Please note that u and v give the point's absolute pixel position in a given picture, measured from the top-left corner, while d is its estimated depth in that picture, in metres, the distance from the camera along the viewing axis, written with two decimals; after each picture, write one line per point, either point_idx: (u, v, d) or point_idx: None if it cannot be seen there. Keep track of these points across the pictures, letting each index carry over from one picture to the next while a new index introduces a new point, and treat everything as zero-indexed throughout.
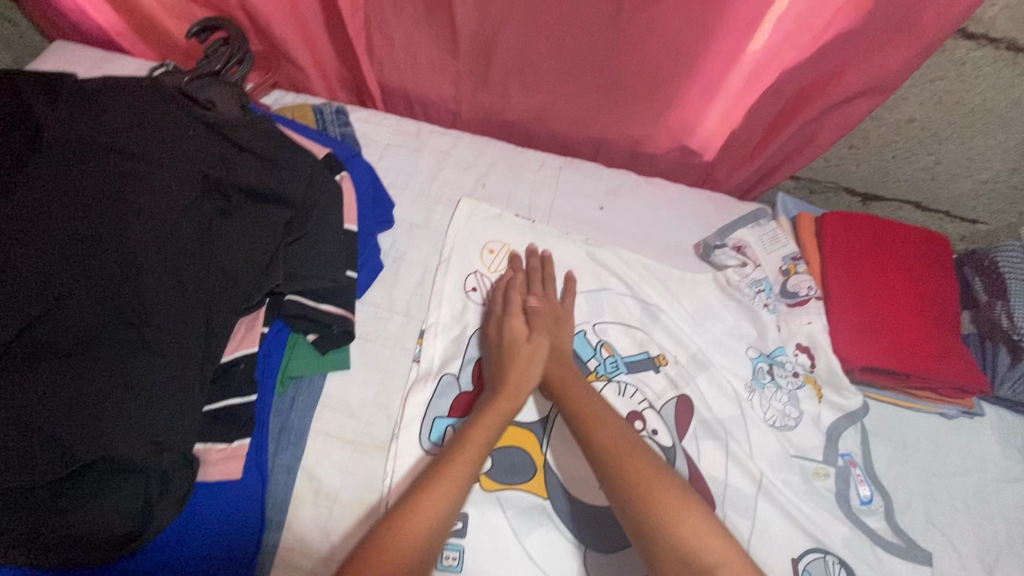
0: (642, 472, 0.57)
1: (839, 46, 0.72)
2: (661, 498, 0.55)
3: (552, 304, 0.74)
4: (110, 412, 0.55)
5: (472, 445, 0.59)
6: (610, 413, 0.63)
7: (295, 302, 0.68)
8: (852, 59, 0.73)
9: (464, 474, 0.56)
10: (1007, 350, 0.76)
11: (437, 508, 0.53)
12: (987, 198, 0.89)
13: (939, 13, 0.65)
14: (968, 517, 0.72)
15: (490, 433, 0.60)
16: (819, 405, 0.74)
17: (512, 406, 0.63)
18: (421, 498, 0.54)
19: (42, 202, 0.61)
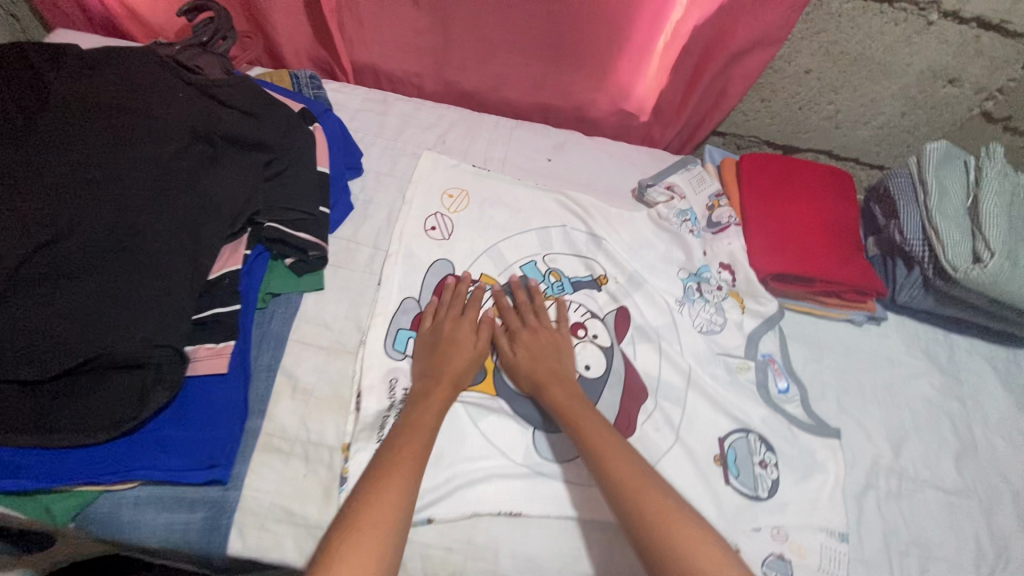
0: (641, 484, 0.60)
1: (727, 6, 0.84)
2: (667, 521, 0.57)
3: (551, 334, 0.77)
4: (114, 320, 0.66)
5: (418, 441, 0.63)
6: (619, 442, 0.65)
7: (273, 228, 0.77)
8: (741, 17, 0.85)
9: (416, 469, 0.60)
10: (903, 262, 0.87)
11: (397, 502, 0.57)
12: (885, 143, 1.02)
13: None
14: (876, 404, 0.82)
15: (433, 429, 0.65)
16: (742, 314, 0.84)
17: (447, 391, 0.69)
18: (379, 491, 0.57)
19: (61, 158, 0.75)
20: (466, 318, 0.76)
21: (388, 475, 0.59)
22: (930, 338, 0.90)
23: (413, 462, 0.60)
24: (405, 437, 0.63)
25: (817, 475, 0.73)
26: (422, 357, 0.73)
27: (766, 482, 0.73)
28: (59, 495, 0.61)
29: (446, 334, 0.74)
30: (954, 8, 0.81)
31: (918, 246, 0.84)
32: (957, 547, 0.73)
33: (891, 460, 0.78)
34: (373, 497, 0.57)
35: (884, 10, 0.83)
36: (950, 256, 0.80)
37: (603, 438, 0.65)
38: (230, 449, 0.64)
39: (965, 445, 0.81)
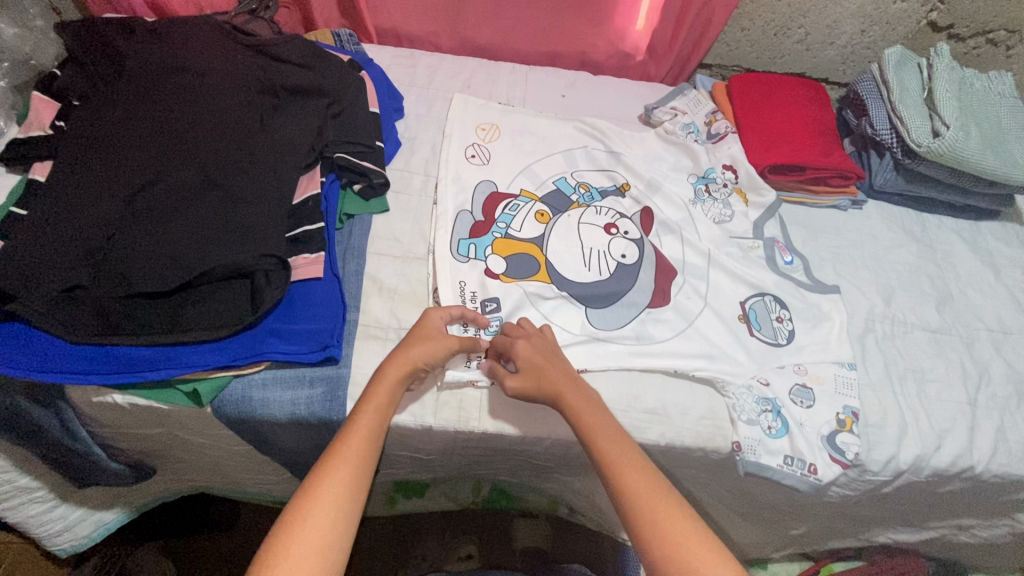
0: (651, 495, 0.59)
1: None
2: (652, 500, 0.58)
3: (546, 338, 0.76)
4: (221, 237, 0.76)
5: (367, 425, 0.62)
6: (625, 446, 0.64)
7: (342, 159, 0.88)
8: None
9: (366, 455, 0.60)
10: (875, 152, 1.03)
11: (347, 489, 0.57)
12: (849, 61, 1.18)
13: None
14: (866, 269, 0.96)
15: (374, 431, 0.63)
16: (747, 207, 0.98)
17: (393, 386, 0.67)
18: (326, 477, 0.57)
19: (144, 110, 0.84)
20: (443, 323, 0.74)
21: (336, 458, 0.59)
22: (905, 216, 1.05)
23: (361, 448, 0.60)
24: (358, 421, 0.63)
25: (824, 323, 0.87)
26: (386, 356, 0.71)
27: (784, 332, 0.86)
28: (198, 380, 0.72)
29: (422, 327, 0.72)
30: None
31: (886, 134, 0.99)
32: (946, 371, 0.87)
33: (883, 309, 0.92)
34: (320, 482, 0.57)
35: None
36: (914, 134, 0.94)
37: (616, 446, 0.63)
38: (338, 334, 0.75)
39: (943, 294, 0.96)
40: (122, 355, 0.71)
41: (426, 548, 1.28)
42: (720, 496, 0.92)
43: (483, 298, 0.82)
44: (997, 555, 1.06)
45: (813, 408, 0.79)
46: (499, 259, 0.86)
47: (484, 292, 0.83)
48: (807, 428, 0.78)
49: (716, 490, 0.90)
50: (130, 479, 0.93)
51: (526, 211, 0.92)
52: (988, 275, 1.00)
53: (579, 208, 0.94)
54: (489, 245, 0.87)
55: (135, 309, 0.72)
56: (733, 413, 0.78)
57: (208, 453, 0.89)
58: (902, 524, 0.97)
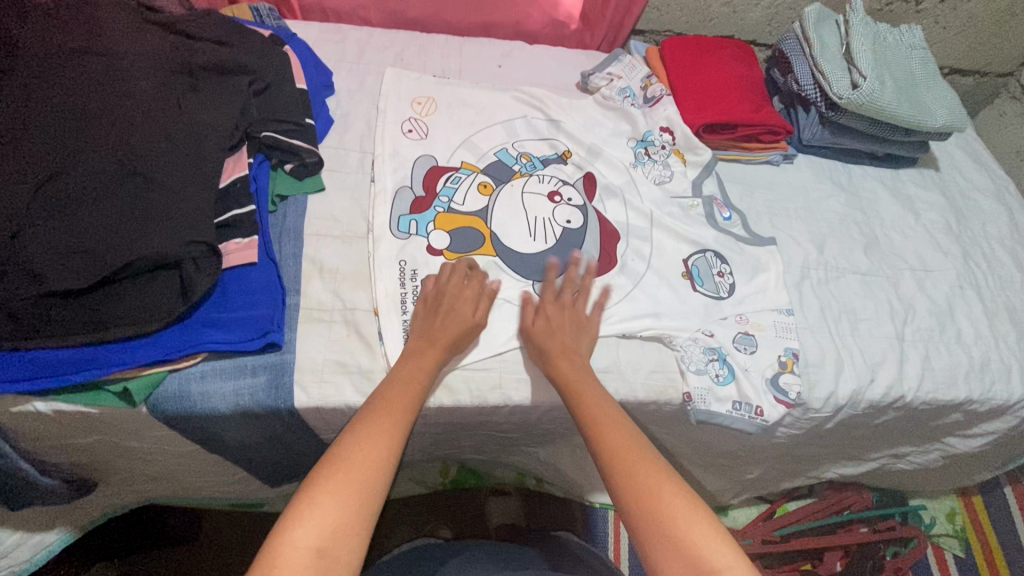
0: (635, 458, 0.61)
1: None
2: (631, 458, 0.61)
3: (576, 311, 0.79)
4: (140, 228, 0.71)
5: (406, 390, 0.67)
6: (618, 416, 0.66)
7: (271, 139, 0.84)
8: None
9: (406, 414, 0.64)
10: (802, 108, 1.07)
11: (374, 466, 0.58)
12: (774, 21, 1.21)
13: None
14: (800, 220, 1.00)
15: (418, 386, 0.67)
16: (685, 166, 1.00)
17: (439, 358, 0.71)
18: (355, 457, 0.58)
19: (43, 97, 0.77)
20: (471, 284, 0.77)
21: (364, 441, 0.60)
22: (833, 168, 1.10)
23: (399, 416, 0.64)
24: (385, 407, 0.64)
25: (762, 273, 0.90)
26: (423, 321, 0.74)
27: (725, 286, 0.88)
28: (131, 378, 0.68)
29: (451, 296, 0.75)
30: None
31: (811, 90, 1.03)
32: (876, 310, 0.92)
33: (817, 256, 0.96)
34: (346, 462, 0.57)
35: None
36: (835, 88, 0.98)
37: (604, 415, 0.66)
38: (279, 318, 0.72)
39: (870, 239, 1.01)
40: (39, 360, 0.65)
41: (399, 537, 1.24)
42: (678, 447, 0.95)
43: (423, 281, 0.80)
44: (930, 479, 1.14)
45: (756, 354, 0.82)
46: (442, 234, 0.85)
47: (426, 271, 0.81)
48: (751, 373, 0.81)
49: (672, 442, 0.94)
50: (65, 494, 0.85)
51: (468, 184, 0.91)
52: (910, 218, 1.06)
53: (522, 178, 0.94)
54: (431, 220, 0.86)
55: (53, 311, 0.67)
56: (682, 364, 0.80)
57: (153, 458, 0.85)
58: (846, 457, 1.03)
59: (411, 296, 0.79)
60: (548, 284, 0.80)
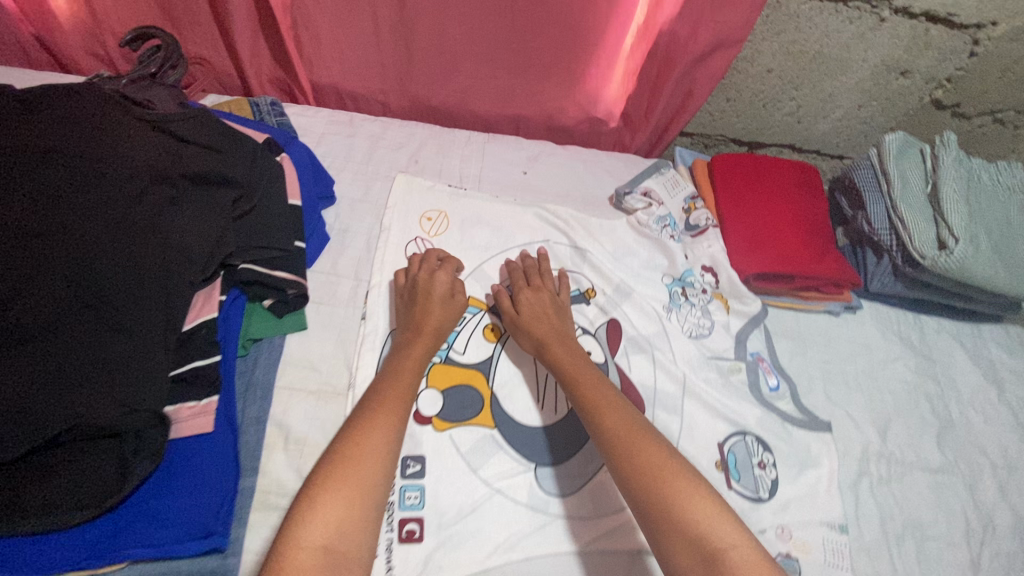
0: (636, 442, 0.62)
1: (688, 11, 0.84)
2: (633, 445, 0.62)
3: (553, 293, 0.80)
4: (83, 387, 0.58)
5: (404, 367, 0.68)
6: (617, 400, 0.67)
7: (248, 270, 0.73)
8: (700, 22, 0.85)
9: (406, 397, 0.65)
10: (872, 251, 0.91)
11: (374, 455, 0.58)
12: (845, 134, 1.05)
13: None
14: (860, 393, 0.85)
15: (415, 367, 0.69)
16: (727, 315, 0.86)
17: (423, 351, 0.71)
18: (357, 451, 0.58)
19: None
20: (443, 270, 0.79)
21: (365, 433, 0.60)
22: (901, 322, 0.94)
23: (398, 397, 0.64)
24: (383, 387, 0.65)
25: (811, 470, 0.75)
26: (403, 312, 0.75)
27: (766, 482, 0.73)
28: None
29: (423, 283, 0.76)
30: (905, 4, 0.83)
31: (886, 237, 0.88)
32: (947, 524, 0.76)
33: (879, 445, 0.81)
34: (348, 458, 0.57)
35: (839, 9, 0.84)
36: (918, 242, 0.83)
37: (602, 399, 0.66)
38: (224, 513, 0.61)
39: (943, 422, 0.86)
40: None
41: None
42: None
43: (404, 462, 0.67)
44: None
45: None
46: (434, 395, 0.72)
47: (409, 445, 0.68)
48: None
49: None
50: None
51: (472, 326, 0.79)
52: (991, 393, 0.90)
53: None
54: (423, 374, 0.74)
55: None
56: None
57: None
58: None
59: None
60: (522, 279, 0.81)
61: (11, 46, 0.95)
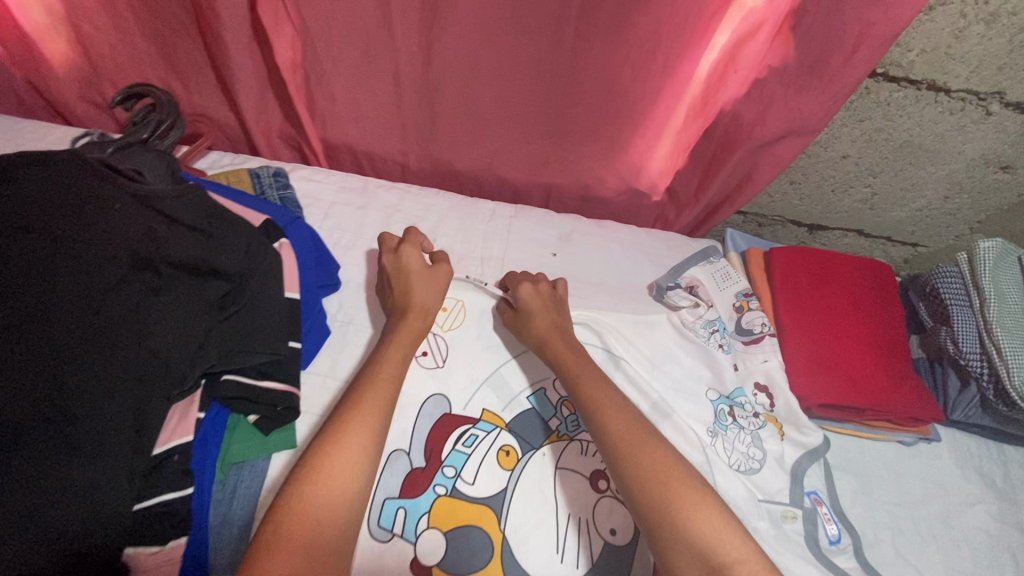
0: (639, 442, 0.60)
1: (759, 93, 0.74)
2: (634, 441, 0.60)
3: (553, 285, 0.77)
4: (30, 531, 0.48)
5: (390, 356, 0.64)
6: (618, 397, 0.66)
7: (232, 382, 0.64)
8: (772, 102, 0.74)
9: (392, 390, 0.61)
10: (956, 375, 0.79)
11: (358, 457, 0.54)
12: (923, 224, 0.92)
13: (846, 61, 0.67)
14: (936, 548, 0.72)
15: (400, 358, 0.65)
16: (781, 443, 0.73)
17: (412, 333, 0.68)
18: (347, 439, 0.54)
19: None
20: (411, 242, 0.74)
21: (357, 418, 0.56)
22: (982, 455, 0.82)
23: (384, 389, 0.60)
24: (370, 377, 0.61)
25: None
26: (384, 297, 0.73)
27: None
28: None
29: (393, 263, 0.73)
30: (1020, 99, 0.70)
31: (976, 364, 0.75)
32: None
33: None
34: (337, 446, 0.53)
35: (941, 99, 0.71)
36: (1017, 382, 0.71)
37: (604, 395, 0.65)
38: None
39: None
40: None
41: None
42: None
43: None
44: None
45: None
46: (436, 538, 0.62)
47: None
48: None
49: None
50: None
51: (485, 449, 0.68)
52: None
53: (557, 444, 0.70)
54: (424, 510, 0.63)
55: None
56: None
57: None
58: None
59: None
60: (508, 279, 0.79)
61: (5, 93, 0.88)
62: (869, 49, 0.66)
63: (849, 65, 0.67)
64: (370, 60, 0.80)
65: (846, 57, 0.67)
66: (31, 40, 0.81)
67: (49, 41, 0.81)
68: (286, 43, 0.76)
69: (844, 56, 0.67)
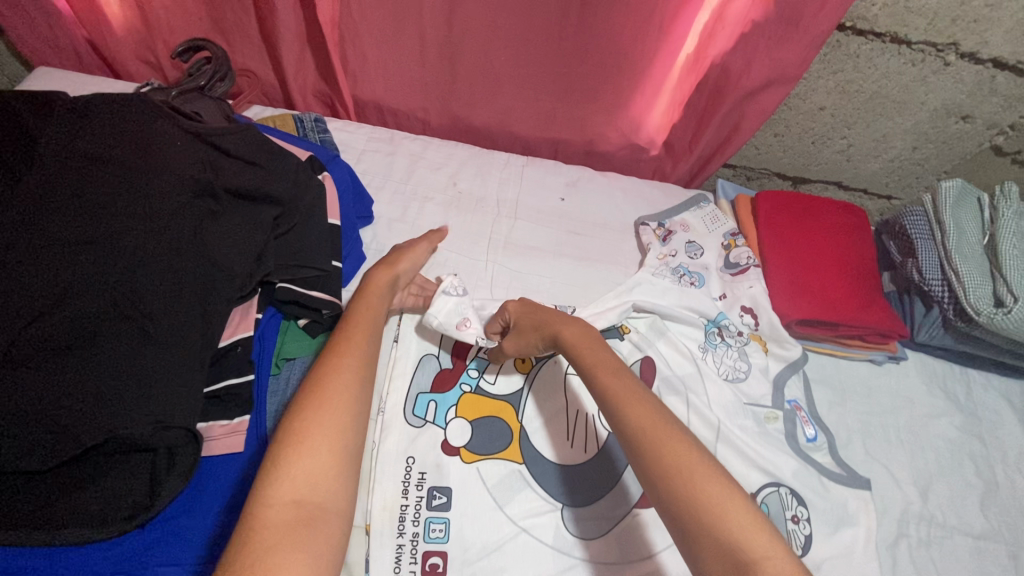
0: (664, 436, 0.56)
1: (743, 47, 0.83)
2: (659, 434, 0.56)
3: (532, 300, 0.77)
4: (114, 401, 0.57)
5: (364, 323, 0.67)
6: (641, 391, 0.61)
7: (285, 290, 0.74)
8: (756, 56, 0.84)
9: (365, 350, 0.64)
10: (920, 300, 0.89)
11: (336, 418, 0.56)
12: (896, 174, 1.01)
13: (817, 14, 0.77)
14: (902, 449, 0.82)
15: (370, 326, 0.67)
16: (765, 357, 0.83)
17: (374, 311, 0.70)
18: (327, 402, 0.57)
19: (41, 212, 0.63)
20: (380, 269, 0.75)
21: (329, 383, 0.58)
22: (947, 375, 0.91)
23: (357, 348, 0.63)
24: (345, 339, 0.64)
25: (848, 528, 0.70)
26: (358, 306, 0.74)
27: (799, 538, 0.69)
28: None
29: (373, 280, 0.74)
30: (972, 49, 0.80)
31: (938, 288, 0.85)
32: None
33: (920, 507, 0.77)
34: (317, 409, 0.56)
35: (903, 51, 0.81)
36: (973, 298, 0.80)
37: (625, 391, 0.60)
38: None
39: (988, 485, 0.81)
40: None
41: None
42: None
43: (430, 492, 0.66)
44: None
45: None
46: (462, 425, 0.72)
47: (436, 476, 0.67)
48: None
49: None
50: None
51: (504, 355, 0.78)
52: None
53: None
54: (453, 403, 0.73)
55: (13, 490, 0.55)
56: None
57: None
58: None
59: (412, 511, 0.65)
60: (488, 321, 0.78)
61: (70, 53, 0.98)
62: (837, 3, 0.75)
63: (820, 17, 0.77)
64: (398, 20, 0.89)
65: (816, 9, 0.76)
66: (95, 3, 0.91)
67: (111, 4, 0.91)
68: (326, 2, 0.86)
69: (816, 7, 0.76)
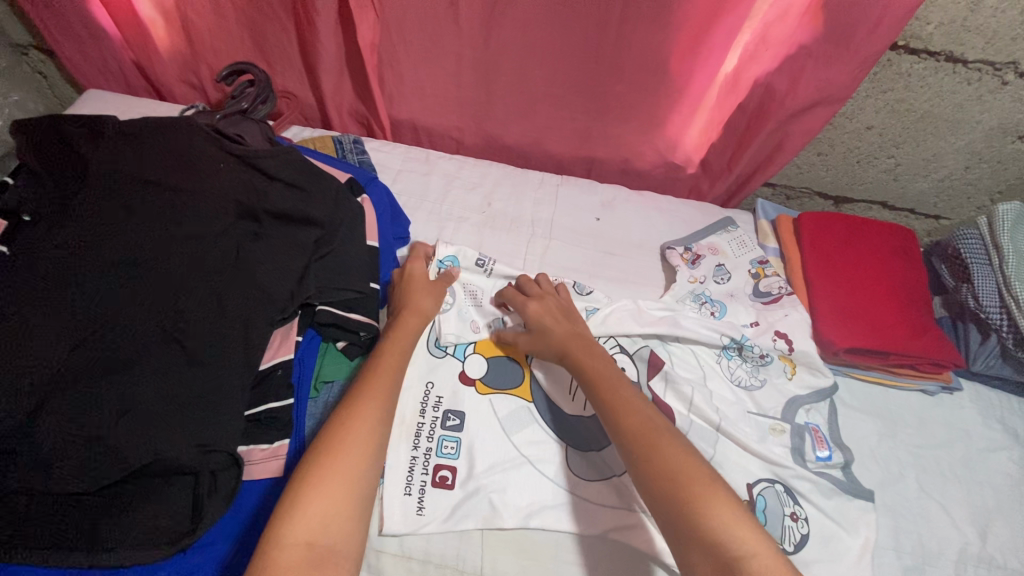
0: (659, 442, 0.58)
1: (788, 66, 0.81)
2: (652, 435, 0.59)
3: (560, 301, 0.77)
4: (160, 424, 0.57)
5: (392, 359, 0.66)
6: (637, 398, 0.64)
7: (326, 312, 0.75)
8: (802, 76, 0.82)
9: (392, 389, 0.62)
10: (977, 328, 0.85)
11: (354, 463, 0.54)
12: (946, 195, 0.98)
13: (868, 34, 0.75)
14: (957, 484, 0.77)
15: (398, 363, 0.66)
16: (790, 380, 0.79)
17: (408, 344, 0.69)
18: (345, 448, 0.55)
19: (93, 236, 0.63)
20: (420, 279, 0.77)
21: (351, 423, 0.57)
22: (1004, 407, 0.86)
23: (383, 389, 0.62)
24: (368, 377, 0.63)
25: None
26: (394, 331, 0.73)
27: (795, 536, 0.66)
28: None
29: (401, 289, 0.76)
30: None
31: (995, 316, 0.81)
32: None
33: (979, 548, 0.72)
34: (336, 456, 0.54)
35: (958, 69, 0.79)
36: None
37: (620, 395, 0.63)
38: None
39: None
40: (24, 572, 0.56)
41: None
42: None
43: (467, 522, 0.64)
44: None
45: None
46: (480, 361, 0.74)
47: (452, 400, 0.70)
48: None
49: None
50: None
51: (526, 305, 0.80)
52: None
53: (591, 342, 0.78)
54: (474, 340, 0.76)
55: (50, 515, 0.54)
56: None
57: None
58: None
59: (427, 428, 0.68)
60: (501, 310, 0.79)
61: (118, 75, 1.03)
62: (891, 22, 0.73)
63: (872, 37, 0.75)
64: (437, 42, 0.89)
65: (869, 29, 0.74)
66: (144, 28, 0.94)
67: (159, 30, 0.94)
68: (367, 25, 0.86)
69: (869, 27, 0.74)
